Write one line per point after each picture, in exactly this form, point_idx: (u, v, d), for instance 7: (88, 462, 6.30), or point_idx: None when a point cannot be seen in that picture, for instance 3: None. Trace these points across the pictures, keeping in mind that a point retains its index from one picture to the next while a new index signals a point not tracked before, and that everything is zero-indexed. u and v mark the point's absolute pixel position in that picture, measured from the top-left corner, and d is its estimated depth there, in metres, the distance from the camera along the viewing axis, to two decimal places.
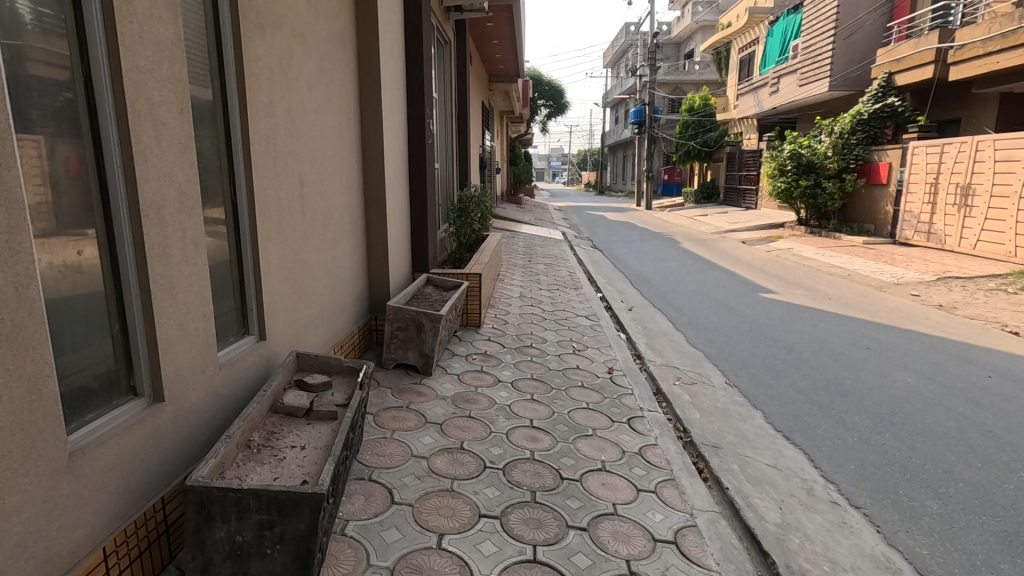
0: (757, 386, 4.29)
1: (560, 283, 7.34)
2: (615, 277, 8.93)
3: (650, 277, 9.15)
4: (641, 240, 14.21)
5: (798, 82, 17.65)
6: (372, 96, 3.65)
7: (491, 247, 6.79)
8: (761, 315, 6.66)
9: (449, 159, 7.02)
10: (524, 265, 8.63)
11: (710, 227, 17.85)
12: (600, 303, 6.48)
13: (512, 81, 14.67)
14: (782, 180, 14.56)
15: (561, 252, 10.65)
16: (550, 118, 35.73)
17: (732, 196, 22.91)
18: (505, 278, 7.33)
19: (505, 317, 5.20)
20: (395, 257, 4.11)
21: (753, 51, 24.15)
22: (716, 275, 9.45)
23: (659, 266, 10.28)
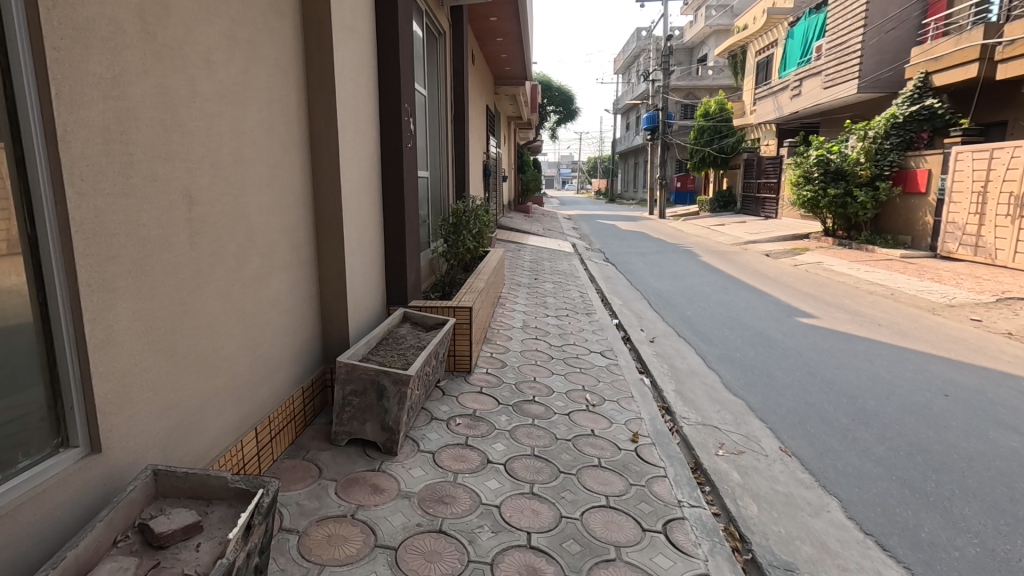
0: (823, 455, 3.36)
1: (569, 308, 6.43)
2: (632, 297, 8.01)
3: (670, 297, 8.21)
4: (656, 253, 13.28)
5: (823, 85, 16.67)
6: (323, 84, 2.77)
7: (490, 267, 5.91)
8: (805, 347, 5.70)
9: (440, 166, 6.14)
10: (529, 284, 7.71)
11: (728, 237, 16.87)
12: (617, 334, 5.55)
13: (519, 84, 13.87)
14: (808, 188, 13.75)
15: (571, 268, 9.73)
16: (560, 125, 34.96)
17: (750, 204, 21.87)
18: (507, 302, 6.44)
19: (502, 357, 4.29)
20: (359, 292, 3.22)
21: (772, 54, 23.20)
22: (743, 294, 8.50)
23: (680, 284, 9.33)
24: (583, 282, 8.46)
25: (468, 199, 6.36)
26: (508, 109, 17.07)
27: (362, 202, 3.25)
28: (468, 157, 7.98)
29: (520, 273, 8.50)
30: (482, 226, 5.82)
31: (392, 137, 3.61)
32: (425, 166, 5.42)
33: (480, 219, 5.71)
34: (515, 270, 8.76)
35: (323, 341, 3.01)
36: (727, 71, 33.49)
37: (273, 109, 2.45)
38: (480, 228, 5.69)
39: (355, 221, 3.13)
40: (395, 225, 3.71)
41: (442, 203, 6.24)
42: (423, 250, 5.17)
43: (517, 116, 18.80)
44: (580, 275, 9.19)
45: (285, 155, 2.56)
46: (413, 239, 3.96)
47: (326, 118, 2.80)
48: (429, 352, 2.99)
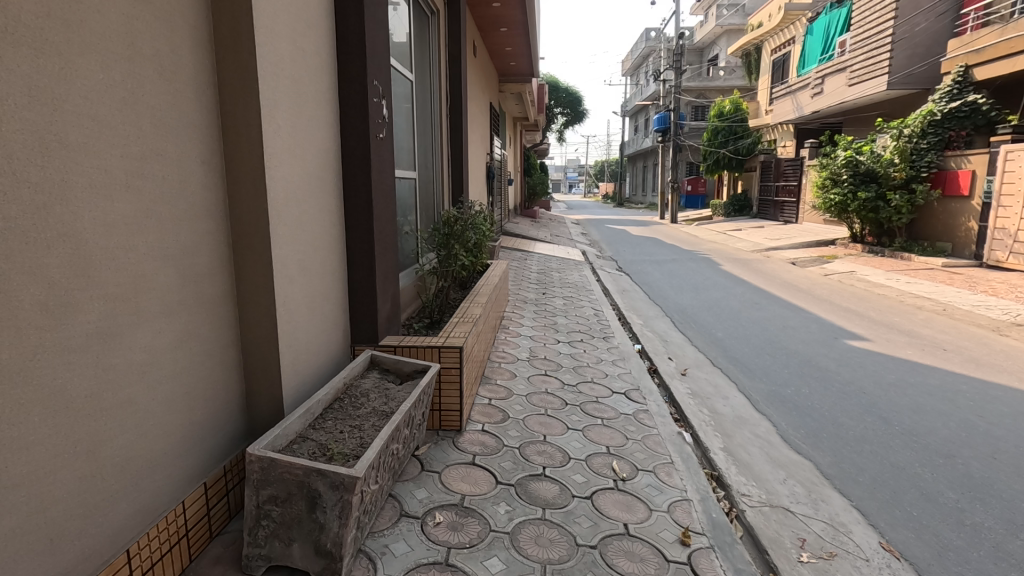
0: (944, 558, 2.43)
1: (581, 331, 5.52)
2: (653, 313, 7.13)
3: (696, 313, 7.30)
4: (673, 261, 12.36)
5: (848, 81, 15.72)
6: (239, 38, 1.90)
7: (491, 284, 5.03)
8: (866, 380, 4.77)
9: (430, 165, 5.28)
10: (535, 300, 6.80)
11: (747, 244, 15.93)
12: (642, 365, 4.65)
13: (525, 81, 13.02)
14: (836, 191, 12.88)
15: (583, 280, 8.84)
16: (567, 127, 34.11)
17: (767, 208, 20.88)
18: (512, 324, 5.57)
19: (502, 405, 3.39)
20: (305, 333, 2.34)
21: (789, 52, 22.27)
22: (777, 310, 7.56)
23: (704, 297, 8.41)
24: (598, 296, 7.54)
25: (465, 205, 5.47)
26: (513, 108, 16.25)
27: (309, 210, 2.38)
28: (467, 158, 7.14)
29: (526, 287, 7.61)
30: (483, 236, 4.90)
31: (354, 123, 2.71)
32: (411, 166, 4.56)
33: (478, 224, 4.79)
34: (520, 283, 7.86)
35: (246, 405, 2.13)
36: (740, 71, 32.54)
37: (139, 71, 1.57)
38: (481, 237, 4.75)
39: (296, 237, 2.25)
40: (360, 239, 2.81)
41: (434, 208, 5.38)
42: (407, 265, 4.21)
43: (523, 116, 17.95)
44: (591, 287, 8.28)
45: (165, 143, 1.68)
46: (388, 256, 3.08)
47: (242, 89, 1.92)
48: (395, 423, 2.11)
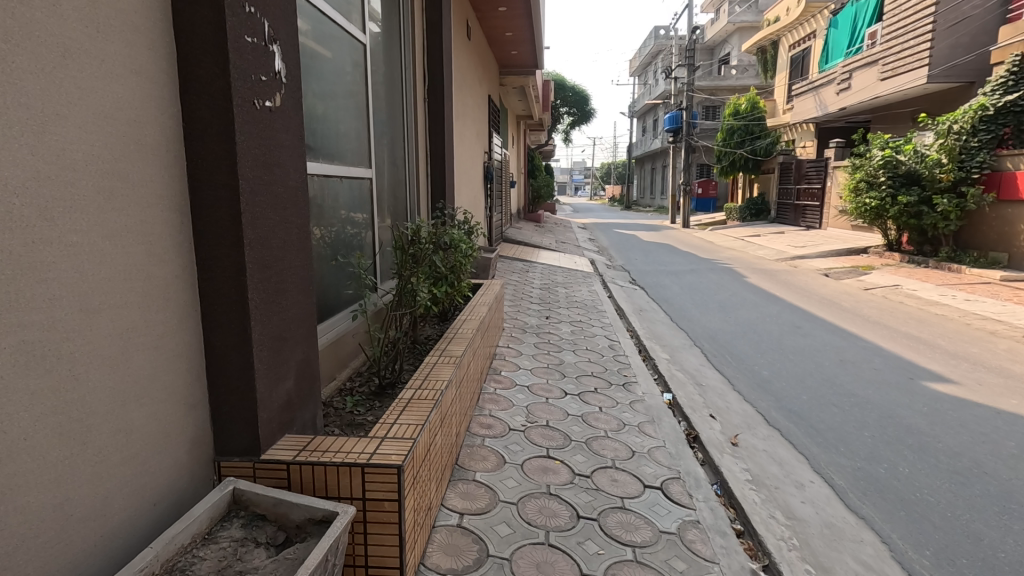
0: None
1: (594, 375, 4.29)
2: (678, 341, 5.93)
3: (731, 342, 6.08)
4: (692, 271, 11.17)
5: (880, 75, 14.49)
6: None
7: (482, 316, 3.84)
8: (980, 450, 3.55)
9: (397, 159, 4.11)
10: (536, 328, 5.56)
11: (769, 251, 14.70)
12: (678, 431, 3.44)
13: (528, 72, 11.86)
14: (872, 195, 11.75)
15: (594, 297, 7.59)
16: (573, 127, 32.86)
17: (787, 213, 19.63)
18: (506, 363, 4.37)
19: (479, 530, 2.20)
20: (52, 485, 1.15)
21: (809, 47, 21.06)
22: (826, 337, 6.34)
23: (734, 319, 7.20)
24: (615, 321, 6.29)
25: (446, 215, 4.30)
26: (517, 105, 15.13)
27: (69, 231, 1.19)
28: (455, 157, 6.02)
29: (528, 309, 6.37)
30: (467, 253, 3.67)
31: (207, 72, 1.51)
32: (366, 163, 3.42)
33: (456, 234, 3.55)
34: (521, 303, 6.64)
35: None
36: (752, 70, 31.37)
37: None
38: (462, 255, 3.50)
39: (13, 290, 1.06)
40: (222, 273, 1.60)
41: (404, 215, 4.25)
42: (345, 300, 2.94)
43: (526, 114, 16.79)
44: (604, 306, 7.04)
45: None
46: (288, 299, 1.88)
47: None
48: None
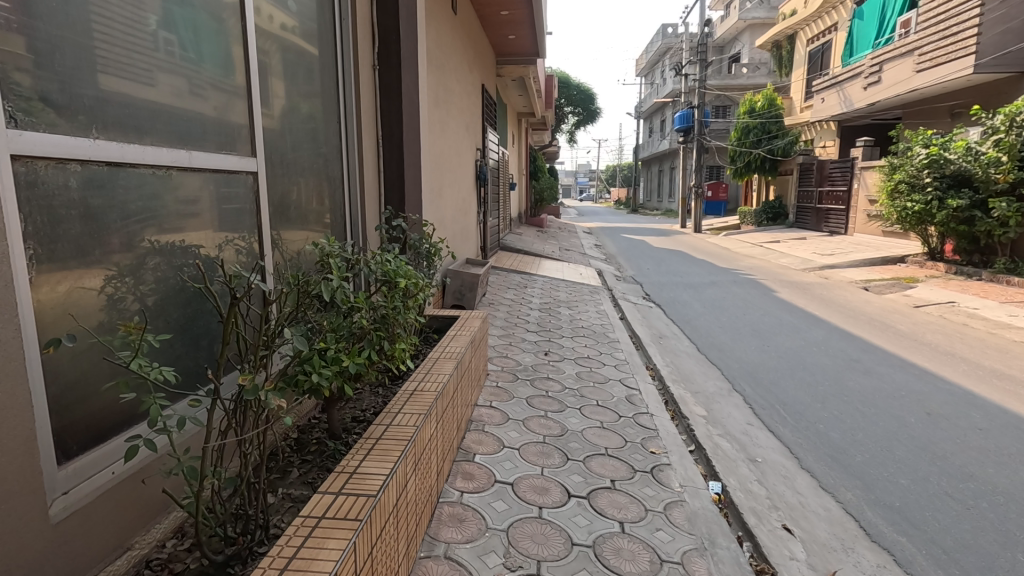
0: None
1: (608, 454, 3.02)
2: (710, 383, 4.69)
3: (778, 384, 4.84)
4: (711, 284, 9.94)
5: (916, 66, 13.21)
6: None
7: (446, 380, 2.57)
8: None
9: (312, 145, 2.91)
10: (533, 373, 4.22)
11: (793, 259, 13.42)
12: (746, 571, 2.20)
13: (528, 62, 10.70)
14: (914, 198, 10.60)
15: (607, 323, 6.24)
16: (578, 127, 31.59)
17: (807, 217, 18.30)
18: (486, 433, 3.10)
19: None
20: None
21: (831, 41, 19.77)
22: (894, 376, 5.08)
23: (773, 348, 5.96)
24: (635, 359, 4.95)
25: (398, 225, 3.01)
26: (517, 100, 14.00)
27: None
28: (428, 148, 4.81)
29: (523, 343, 5.05)
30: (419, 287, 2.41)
31: None
32: (223, 146, 2.31)
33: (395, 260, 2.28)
34: (514, 335, 5.33)
35: None
36: (765, 68, 30.06)
37: None
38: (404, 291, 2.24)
39: None
40: None
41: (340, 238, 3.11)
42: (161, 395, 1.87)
43: (528, 111, 15.65)
44: (619, 337, 5.69)
45: None
46: None
47: None
48: None
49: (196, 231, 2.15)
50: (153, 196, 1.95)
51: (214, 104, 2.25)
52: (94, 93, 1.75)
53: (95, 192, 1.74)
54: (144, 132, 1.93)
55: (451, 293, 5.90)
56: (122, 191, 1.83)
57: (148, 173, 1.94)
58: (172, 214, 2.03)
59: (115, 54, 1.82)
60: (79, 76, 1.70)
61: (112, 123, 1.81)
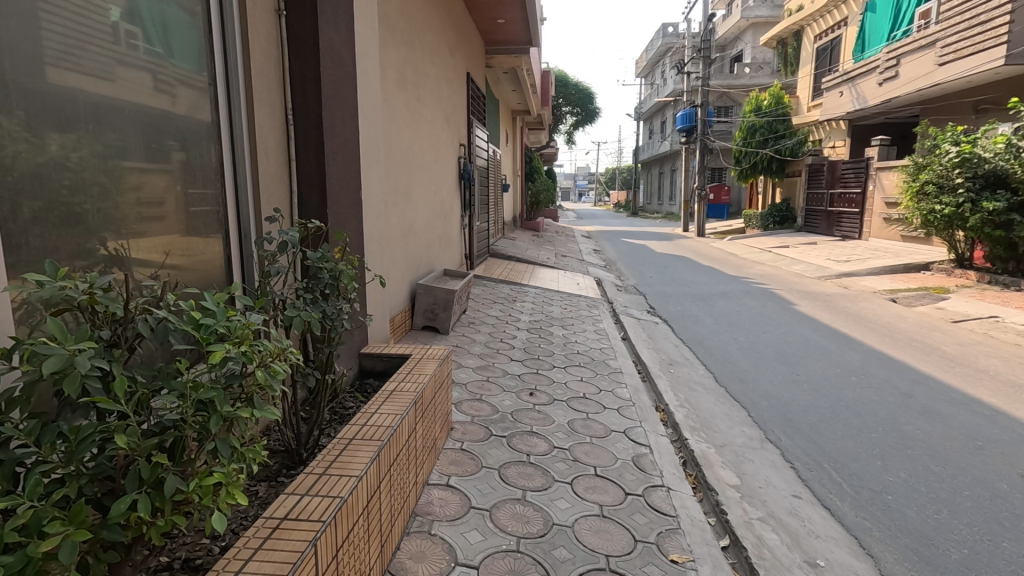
0: None
1: (609, 572, 2.06)
2: (737, 432, 3.72)
3: (822, 429, 3.88)
4: (722, 294, 9.02)
5: (938, 59, 12.32)
6: None
7: (351, 479, 1.63)
8: None
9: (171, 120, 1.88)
10: (514, 427, 3.25)
11: (806, 266, 12.50)
12: None
13: (522, 51, 9.79)
14: (944, 199, 9.72)
15: (611, 349, 5.22)
16: (577, 128, 30.67)
17: (818, 220, 17.36)
18: (431, 536, 2.16)
19: None
20: None
21: (840, 36, 18.89)
22: (958, 417, 4.13)
23: (805, 377, 5.02)
24: (643, 400, 3.96)
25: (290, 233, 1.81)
26: (510, 95, 13.09)
27: None
28: (381, 136, 3.82)
29: (505, 378, 4.07)
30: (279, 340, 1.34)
31: None
32: None
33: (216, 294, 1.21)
34: (494, 364, 4.35)
35: None
36: (768, 68, 29.24)
37: None
38: (238, 358, 1.13)
39: None
40: None
41: (225, 274, 2.16)
42: None
43: (522, 108, 14.73)
44: (624, 367, 4.68)
45: None
46: None
47: None
48: None
49: (162, 237, 1.85)
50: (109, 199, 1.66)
51: (155, 92, 1.82)
52: (42, 89, 1.47)
53: (40, 196, 1.46)
54: (101, 130, 1.64)
55: (421, 311, 4.95)
56: (70, 192, 1.55)
57: (58, 162, 1.50)
58: (132, 218, 1.74)
59: (69, 46, 1.54)
60: (22, 65, 1.42)
61: (16, 104, 1.40)
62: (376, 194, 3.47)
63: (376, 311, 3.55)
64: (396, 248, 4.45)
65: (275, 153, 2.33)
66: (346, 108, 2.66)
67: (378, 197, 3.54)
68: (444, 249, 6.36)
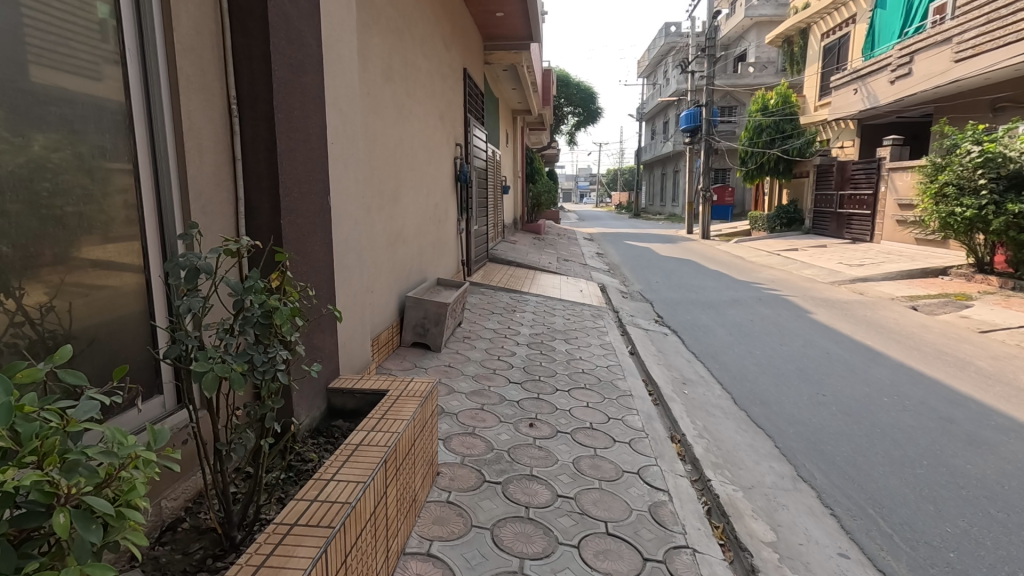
0: None
1: None
2: (767, 470, 3.26)
3: (859, 463, 3.44)
4: (733, 302, 8.57)
5: (954, 55, 11.84)
6: None
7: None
8: None
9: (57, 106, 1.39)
10: (512, 468, 2.79)
11: (818, 271, 12.05)
12: None
13: (522, 47, 9.35)
14: (965, 201, 9.28)
15: (619, 367, 4.77)
16: (579, 128, 30.22)
17: (827, 222, 16.89)
18: None
19: None
20: None
21: (849, 34, 18.44)
22: (1011, 448, 3.68)
23: (832, 398, 4.57)
24: (658, 431, 3.51)
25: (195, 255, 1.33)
26: (510, 94, 12.63)
27: None
28: (360, 131, 3.36)
29: (502, 403, 3.62)
30: (109, 448, 0.95)
31: None
32: None
33: (5, 382, 0.85)
34: (490, 386, 3.90)
35: None
36: (772, 68, 28.81)
37: None
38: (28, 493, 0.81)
39: None
40: None
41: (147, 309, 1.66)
42: None
43: (523, 107, 14.30)
44: (634, 390, 4.22)
45: None
46: None
47: None
48: None
49: (122, 247, 1.56)
50: (95, 201, 1.49)
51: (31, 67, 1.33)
52: None
53: None
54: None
55: (411, 327, 4.50)
56: None
57: None
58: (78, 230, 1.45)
59: None
60: None
61: None
62: (352, 200, 3.04)
63: (355, 331, 3.11)
64: (382, 257, 4.03)
65: (220, 149, 1.89)
66: (309, 98, 2.23)
67: (355, 202, 3.11)
68: (438, 256, 5.94)
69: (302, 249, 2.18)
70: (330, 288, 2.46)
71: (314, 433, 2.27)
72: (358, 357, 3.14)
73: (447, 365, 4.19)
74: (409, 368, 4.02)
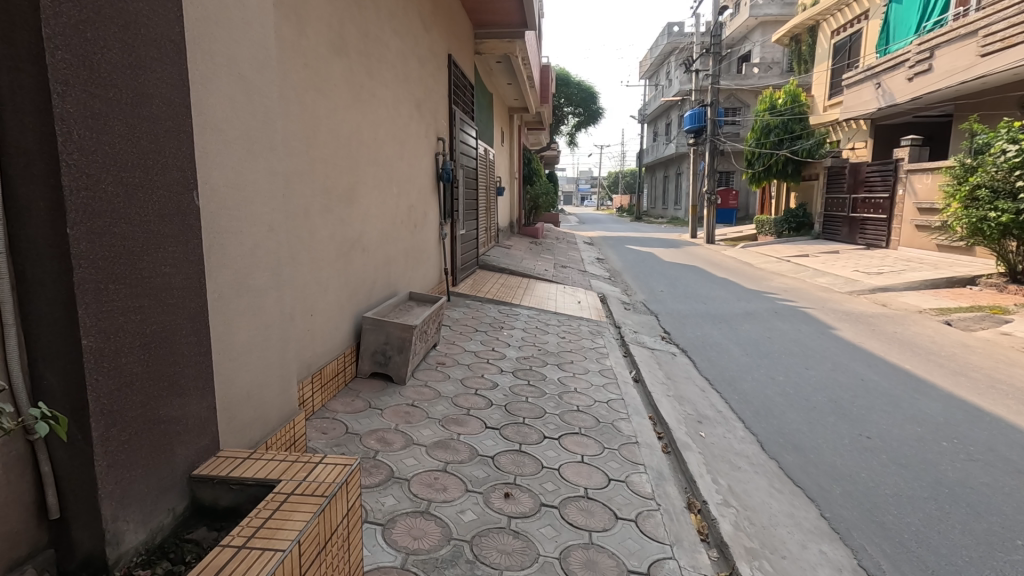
0: None
1: None
2: (816, 558, 2.47)
3: (936, 545, 2.63)
4: (746, 314, 7.79)
5: (980, 50, 11.07)
6: None
7: None
8: None
9: None
10: (473, 575, 1.99)
11: (833, 279, 11.26)
12: None
13: (516, 35, 8.56)
14: (1001, 205, 8.51)
15: (622, 402, 3.96)
16: (579, 129, 29.46)
17: (838, 226, 16.10)
18: None
19: None
20: None
21: (860, 31, 17.67)
22: None
23: (880, 443, 3.76)
24: (673, 501, 2.71)
25: None
26: (505, 89, 11.86)
27: None
28: (280, 109, 2.56)
29: (471, 461, 2.81)
30: None
31: None
32: None
33: None
34: (460, 434, 3.10)
35: None
36: (777, 68, 28.07)
37: None
38: None
39: None
40: None
41: None
42: None
43: (519, 104, 13.51)
44: (641, 437, 3.42)
45: None
46: None
47: None
48: None
49: None
50: None
51: None
52: None
53: None
54: None
55: (369, 355, 3.71)
56: None
57: None
58: None
59: None
60: None
61: None
62: (266, 202, 2.26)
63: (272, 374, 2.34)
64: (325, 272, 3.23)
65: None
66: (148, 45, 1.45)
67: (274, 205, 2.33)
68: (412, 266, 5.16)
69: (133, 279, 1.40)
70: (203, 330, 1.68)
71: (153, 553, 1.49)
72: (275, 410, 2.37)
73: (410, 404, 3.40)
74: (360, 411, 3.23)
